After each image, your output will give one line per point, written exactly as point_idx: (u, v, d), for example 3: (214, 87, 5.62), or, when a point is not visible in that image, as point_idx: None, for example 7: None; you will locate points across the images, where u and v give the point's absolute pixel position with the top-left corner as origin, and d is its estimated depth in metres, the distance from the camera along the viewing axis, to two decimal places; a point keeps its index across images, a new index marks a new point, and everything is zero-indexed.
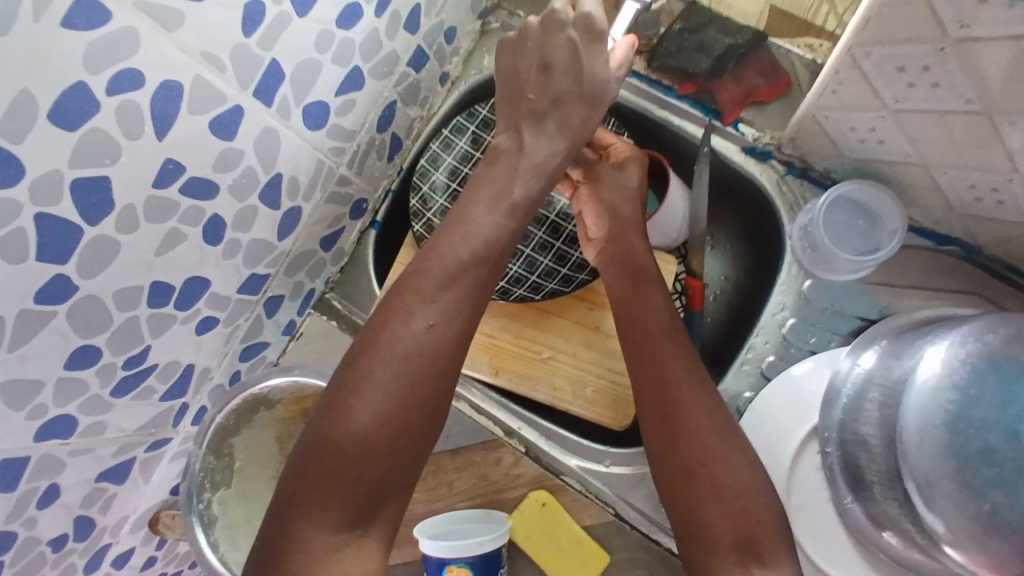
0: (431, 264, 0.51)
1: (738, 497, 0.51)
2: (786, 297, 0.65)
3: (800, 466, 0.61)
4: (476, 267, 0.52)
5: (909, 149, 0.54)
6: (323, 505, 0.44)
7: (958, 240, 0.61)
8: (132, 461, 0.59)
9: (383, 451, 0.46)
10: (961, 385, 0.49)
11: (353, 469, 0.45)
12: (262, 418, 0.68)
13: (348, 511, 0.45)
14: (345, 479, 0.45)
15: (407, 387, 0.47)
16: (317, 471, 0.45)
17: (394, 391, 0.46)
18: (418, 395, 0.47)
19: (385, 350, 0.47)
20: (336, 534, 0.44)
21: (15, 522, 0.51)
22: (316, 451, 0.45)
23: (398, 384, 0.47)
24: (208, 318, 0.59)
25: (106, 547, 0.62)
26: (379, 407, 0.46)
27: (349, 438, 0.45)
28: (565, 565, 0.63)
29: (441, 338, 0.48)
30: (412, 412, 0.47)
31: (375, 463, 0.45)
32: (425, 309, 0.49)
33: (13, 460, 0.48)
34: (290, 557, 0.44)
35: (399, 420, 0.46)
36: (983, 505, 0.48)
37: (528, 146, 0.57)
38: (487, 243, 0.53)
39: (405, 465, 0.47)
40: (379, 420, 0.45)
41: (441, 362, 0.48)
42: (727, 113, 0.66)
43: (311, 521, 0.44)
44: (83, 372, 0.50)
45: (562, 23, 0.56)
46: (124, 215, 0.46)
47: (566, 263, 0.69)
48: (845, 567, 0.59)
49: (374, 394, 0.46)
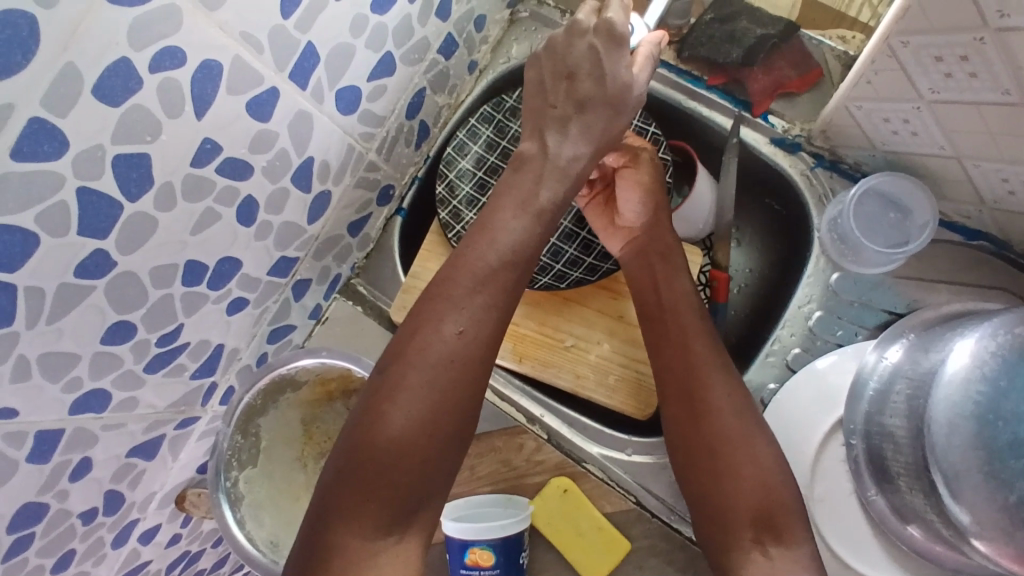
0: (461, 267, 0.50)
1: (763, 491, 0.52)
2: (813, 290, 0.65)
3: (824, 457, 0.61)
4: (506, 271, 0.51)
5: (943, 141, 0.54)
6: (358, 514, 0.45)
7: (989, 235, 0.61)
8: (162, 437, 0.60)
9: (417, 459, 0.46)
10: (991, 376, 0.49)
11: (386, 479, 0.45)
12: (288, 399, 0.69)
13: (383, 519, 0.45)
14: (378, 488, 0.45)
15: (439, 393, 0.47)
16: (353, 478, 0.45)
17: (427, 398, 0.46)
18: (451, 402, 0.47)
19: (416, 358, 0.47)
20: (370, 540, 0.45)
21: (48, 494, 0.52)
22: (352, 460, 0.46)
23: (430, 389, 0.47)
24: (239, 299, 0.59)
25: (134, 522, 0.63)
26: (413, 414, 0.46)
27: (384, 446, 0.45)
28: (585, 551, 0.63)
29: (473, 343, 0.48)
30: (443, 419, 0.47)
31: (410, 472, 0.45)
32: (456, 313, 0.49)
33: (49, 432, 0.49)
34: (329, 563, 0.44)
35: (431, 427, 0.46)
36: (1010, 496, 0.47)
37: (552, 151, 0.56)
38: (514, 246, 0.52)
39: (437, 472, 0.47)
40: (414, 428, 0.46)
41: (473, 369, 0.48)
42: (757, 104, 0.66)
43: (349, 527, 0.45)
44: (118, 347, 0.51)
45: (585, 30, 0.55)
46: (162, 192, 0.47)
47: (592, 252, 0.70)
48: (867, 558, 0.59)
49: (407, 401, 0.46)
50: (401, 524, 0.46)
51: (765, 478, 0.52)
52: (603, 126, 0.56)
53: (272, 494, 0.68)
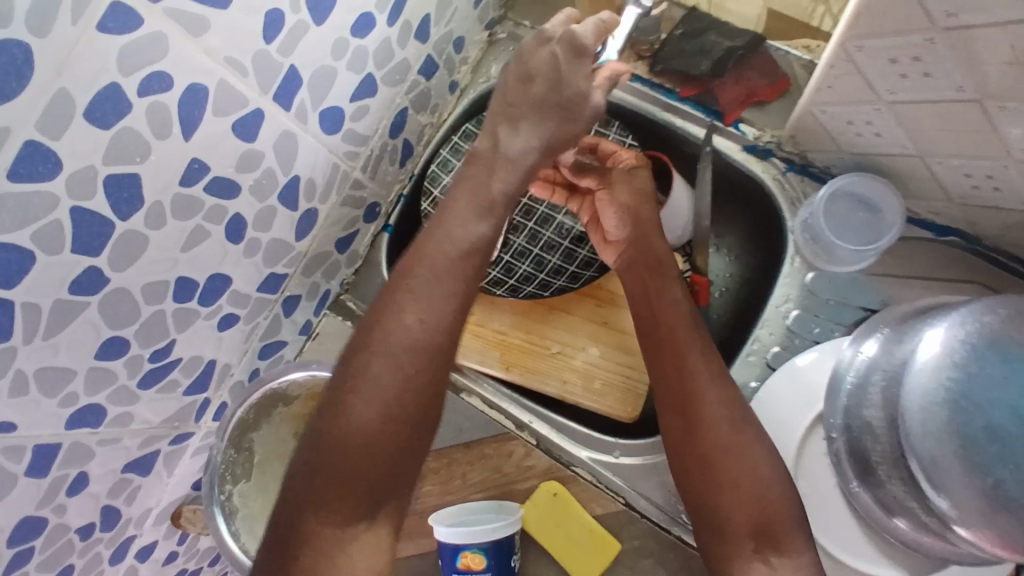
0: (420, 259, 0.52)
1: (759, 502, 0.53)
2: (791, 290, 0.66)
3: (806, 452, 0.62)
4: (464, 262, 0.53)
5: (906, 141, 0.56)
6: (328, 505, 0.47)
7: (957, 230, 0.63)
8: (157, 453, 0.62)
9: (383, 450, 0.48)
10: (961, 362, 0.51)
11: (354, 469, 0.47)
12: (281, 414, 0.70)
13: (351, 510, 0.47)
14: (345, 479, 0.47)
15: (402, 381, 0.48)
16: (325, 467, 0.47)
17: (390, 389, 0.48)
18: (413, 392, 0.49)
19: (379, 347, 0.49)
20: (342, 531, 0.47)
21: (45, 509, 0.53)
22: (324, 450, 0.48)
23: (394, 382, 0.48)
24: (230, 315, 0.61)
25: (131, 538, 0.65)
26: (380, 403, 0.48)
27: (351, 437, 0.48)
28: (575, 554, 0.64)
29: (433, 334, 0.50)
30: (409, 405, 0.49)
31: (376, 463, 0.48)
32: (416, 304, 0.50)
33: (46, 446, 0.51)
34: (303, 549, 0.47)
35: (396, 415, 0.48)
36: (987, 479, 0.49)
37: (503, 146, 0.58)
38: (471, 239, 0.54)
39: (406, 457, 0.49)
40: (378, 419, 0.48)
41: (435, 356, 0.50)
42: (728, 113, 0.68)
43: (322, 515, 0.47)
44: (112, 362, 0.52)
45: (547, 39, 0.57)
46: (153, 211, 0.49)
47: (574, 261, 0.71)
48: (855, 550, 0.60)
49: (372, 390, 0.48)
50: (372, 510, 0.48)
51: (757, 483, 0.54)
52: (553, 133, 0.58)
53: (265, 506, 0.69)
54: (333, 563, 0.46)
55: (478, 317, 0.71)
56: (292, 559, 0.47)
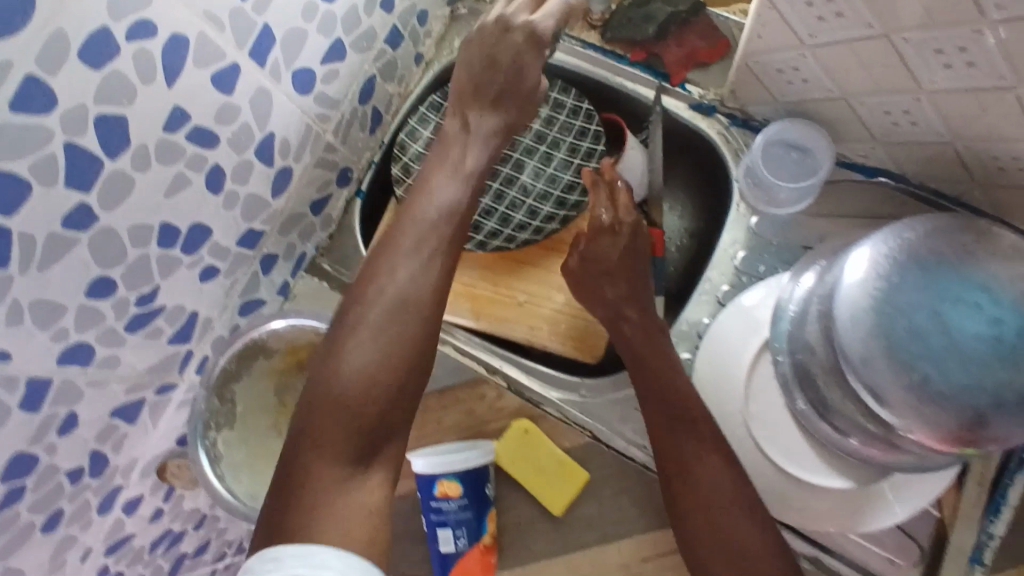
0: (409, 222, 0.57)
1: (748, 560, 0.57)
2: (738, 233, 0.72)
3: (757, 377, 0.66)
4: (449, 223, 0.57)
5: (830, 84, 0.62)
6: (332, 443, 0.50)
7: (885, 170, 0.69)
8: (142, 402, 0.65)
9: (382, 393, 0.51)
10: (884, 274, 0.56)
11: (355, 409, 0.51)
12: (261, 367, 0.74)
13: (356, 451, 0.51)
14: (348, 422, 0.50)
15: (394, 330, 0.53)
16: (322, 413, 0.51)
17: (387, 335, 0.53)
18: (408, 340, 0.53)
19: (373, 301, 0.53)
20: (347, 466, 0.50)
21: (37, 446, 0.56)
22: (321, 399, 0.51)
23: (392, 331, 0.53)
24: (210, 267, 0.64)
25: (117, 489, 0.67)
26: (373, 353, 0.52)
27: (343, 386, 0.51)
28: (545, 485, 0.68)
29: (426, 286, 0.55)
30: (401, 357, 0.52)
31: (376, 405, 0.51)
32: (409, 259, 0.55)
33: (39, 381, 0.53)
34: (304, 490, 0.49)
35: (390, 365, 0.52)
36: (914, 375, 0.53)
37: (471, 126, 0.62)
38: (455, 202, 0.58)
39: (400, 408, 0.52)
40: (377, 365, 0.52)
41: (423, 308, 0.54)
42: (674, 74, 0.73)
43: (320, 458, 0.50)
44: (101, 303, 0.55)
45: (508, 27, 0.62)
46: (139, 154, 0.53)
47: (538, 216, 0.75)
48: (804, 464, 0.64)
49: (366, 341, 0.52)
50: (370, 457, 0.51)
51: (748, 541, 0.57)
52: (514, 119, 0.63)
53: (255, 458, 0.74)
54: (334, 502, 0.49)
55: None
56: (292, 501, 0.49)
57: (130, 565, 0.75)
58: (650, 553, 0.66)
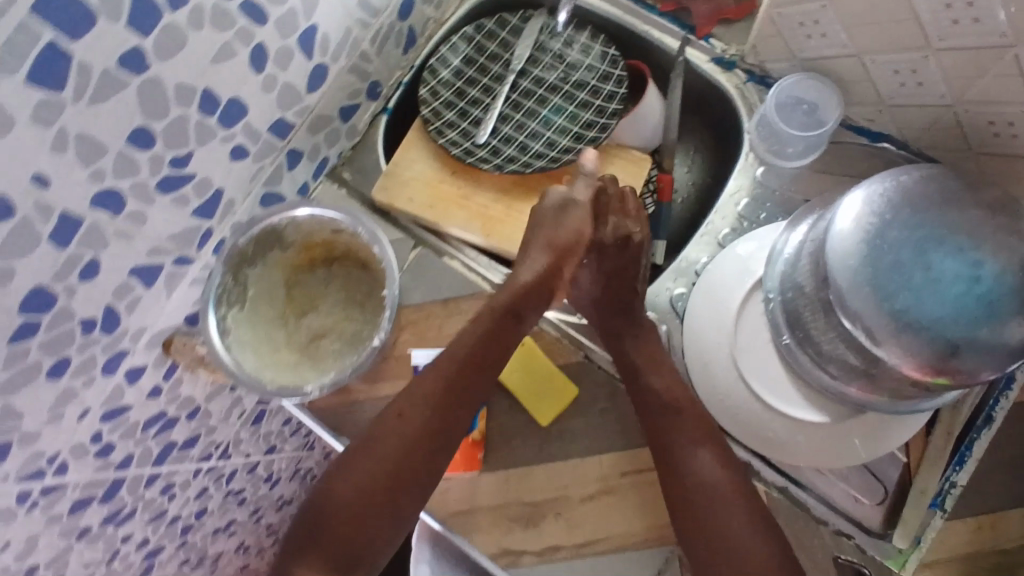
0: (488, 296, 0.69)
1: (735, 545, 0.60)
2: (743, 181, 0.75)
3: (747, 312, 0.69)
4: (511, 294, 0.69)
5: (846, 39, 0.65)
6: (357, 484, 0.62)
7: (890, 135, 0.72)
8: (160, 268, 0.67)
9: (394, 467, 0.63)
10: (879, 211, 0.60)
11: (387, 452, 0.63)
12: (275, 259, 0.76)
13: (367, 521, 0.62)
14: (362, 502, 0.62)
15: (429, 398, 0.65)
16: (363, 458, 0.64)
17: (414, 429, 0.64)
18: (427, 422, 0.64)
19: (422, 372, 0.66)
20: (357, 518, 0.62)
21: (59, 284, 0.58)
22: (366, 444, 0.64)
23: (427, 392, 0.65)
24: (241, 147, 0.67)
25: (124, 353, 0.69)
26: (410, 414, 0.64)
27: (381, 440, 0.64)
28: (536, 395, 0.70)
29: (465, 351, 0.66)
30: (427, 425, 0.64)
31: (397, 457, 0.63)
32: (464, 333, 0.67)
33: (71, 216, 0.56)
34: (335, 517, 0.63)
35: (421, 429, 0.64)
36: (894, 305, 0.57)
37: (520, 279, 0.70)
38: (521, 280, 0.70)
39: (422, 462, 0.64)
40: (405, 426, 0.64)
41: (451, 384, 0.65)
42: (700, 28, 0.76)
43: (350, 497, 0.63)
44: (138, 154, 0.58)
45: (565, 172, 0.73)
46: (195, 12, 0.55)
47: (555, 148, 0.78)
48: (783, 397, 0.67)
49: (408, 406, 0.65)
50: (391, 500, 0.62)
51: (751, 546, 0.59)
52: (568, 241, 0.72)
53: (261, 344, 0.74)
54: (354, 531, 0.61)
55: (465, 188, 0.77)
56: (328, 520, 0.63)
57: (123, 438, 0.77)
58: (627, 464, 0.69)
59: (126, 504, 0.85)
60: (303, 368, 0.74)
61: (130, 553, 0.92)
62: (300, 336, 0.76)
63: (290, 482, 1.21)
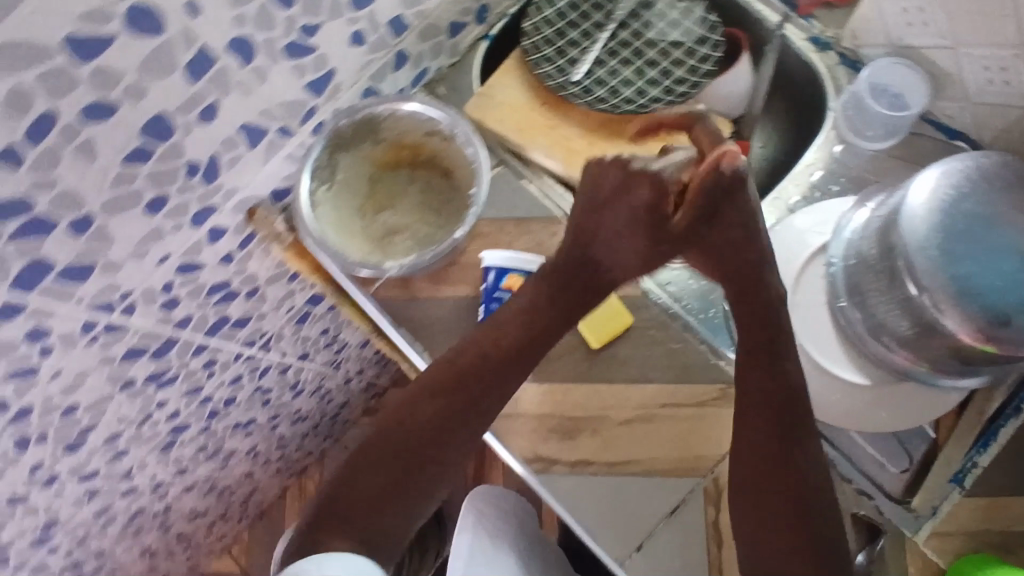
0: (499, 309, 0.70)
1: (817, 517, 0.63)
2: (820, 155, 0.79)
3: (808, 272, 0.73)
4: (525, 296, 0.69)
5: (945, 29, 0.69)
6: (370, 484, 0.67)
7: (966, 134, 0.76)
8: (265, 132, 0.71)
9: (407, 469, 0.68)
10: (953, 184, 0.63)
11: (398, 439, 0.68)
12: (364, 152, 0.80)
13: (390, 505, 0.67)
14: (380, 488, 0.67)
15: (430, 394, 0.69)
16: (370, 453, 0.69)
17: (424, 432, 0.68)
18: (438, 420, 0.68)
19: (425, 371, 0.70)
20: (381, 502, 0.67)
21: (181, 116, 0.61)
22: (373, 441, 0.69)
23: (435, 406, 0.68)
24: (360, 32, 0.71)
25: (213, 208, 0.73)
26: (415, 410, 0.69)
27: (390, 433, 0.69)
28: (593, 313, 0.73)
29: (465, 351, 0.69)
30: (432, 412, 0.68)
31: (398, 441, 0.68)
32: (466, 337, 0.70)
33: (210, 53, 0.59)
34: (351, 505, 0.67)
35: (426, 417, 0.68)
36: (956, 270, 0.60)
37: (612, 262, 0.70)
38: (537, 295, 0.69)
39: (433, 446, 0.68)
40: (406, 415, 0.69)
41: (447, 379, 0.68)
42: (803, 6, 0.79)
43: (365, 488, 0.67)
44: (279, 10, 0.62)
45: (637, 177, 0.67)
46: None
47: (645, 96, 0.81)
48: (831, 354, 0.70)
49: (414, 402, 0.69)
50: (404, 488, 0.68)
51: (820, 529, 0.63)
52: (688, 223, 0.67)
53: (341, 224, 0.78)
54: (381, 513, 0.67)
55: (552, 120, 0.82)
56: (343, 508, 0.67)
57: (188, 297, 0.80)
58: (669, 402, 0.71)
59: (171, 368, 0.88)
60: (374, 255, 0.77)
61: (160, 421, 0.95)
62: (376, 228, 0.79)
63: (309, 396, 1.24)
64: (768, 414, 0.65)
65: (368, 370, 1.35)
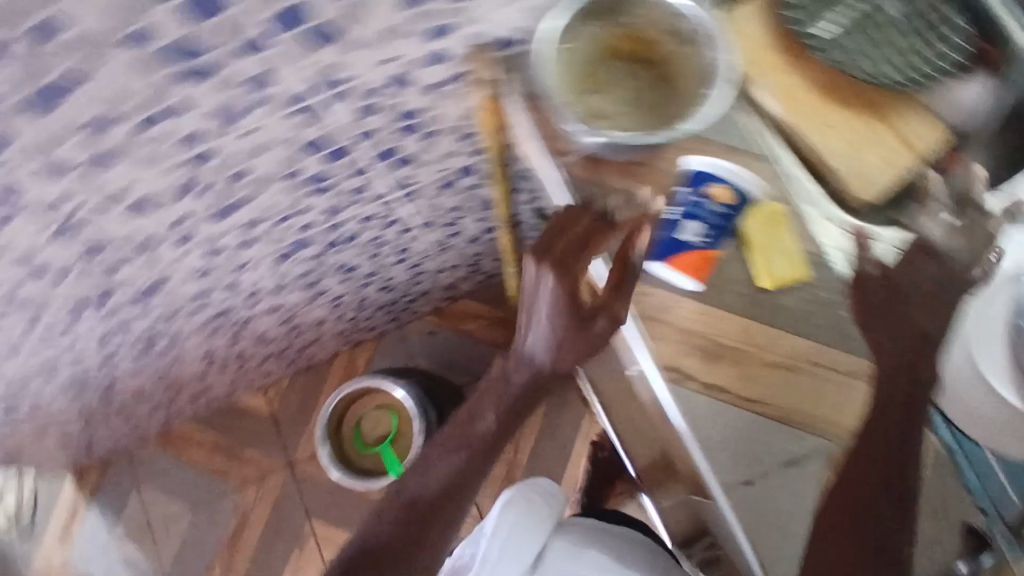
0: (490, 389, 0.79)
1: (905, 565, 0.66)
2: None
3: (997, 289, 0.68)
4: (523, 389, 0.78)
5: None
6: (432, 489, 0.81)
7: None
8: None
9: (422, 517, 0.80)
10: None
11: (437, 483, 0.81)
12: (599, 28, 0.78)
13: (438, 517, 0.81)
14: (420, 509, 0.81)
15: (443, 470, 0.81)
16: (414, 511, 0.80)
17: (438, 490, 0.81)
18: (448, 475, 0.81)
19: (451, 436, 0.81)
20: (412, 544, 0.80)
21: None
22: (410, 512, 0.80)
23: (446, 461, 0.81)
24: None
25: (455, 24, 0.71)
26: (432, 477, 0.81)
27: (413, 489, 0.81)
28: (770, 250, 0.73)
29: (478, 424, 0.80)
30: (456, 479, 0.82)
31: (422, 505, 0.81)
32: (484, 412, 0.80)
33: None
34: (418, 512, 0.80)
35: (442, 493, 0.81)
36: None
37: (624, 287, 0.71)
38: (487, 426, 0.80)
39: (464, 482, 0.82)
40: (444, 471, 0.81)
41: (468, 436, 0.80)
42: None
43: (396, 534, 0.80)
44: None
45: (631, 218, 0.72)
46: None
47: (882, 75, 0.78)
48: (998, 378, 0.67)
49: (431, 472, 0.81)
50: (433, 516, 0.81)
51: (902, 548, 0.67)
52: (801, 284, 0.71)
53: (563, 68, 0.75)
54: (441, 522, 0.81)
55: (789, 65, 0.79)
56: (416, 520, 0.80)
57: (387, 111, 0.80)
58: (821, 359, 0.72)
59: (333, 176, 0.89)
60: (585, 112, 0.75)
61: (300, 222, 0.96)
62: (581, 105, 0.77)
63: (418, 261, 1.26)
64: (874, 467, 0.67)
65: (461, 266, 1.37)
